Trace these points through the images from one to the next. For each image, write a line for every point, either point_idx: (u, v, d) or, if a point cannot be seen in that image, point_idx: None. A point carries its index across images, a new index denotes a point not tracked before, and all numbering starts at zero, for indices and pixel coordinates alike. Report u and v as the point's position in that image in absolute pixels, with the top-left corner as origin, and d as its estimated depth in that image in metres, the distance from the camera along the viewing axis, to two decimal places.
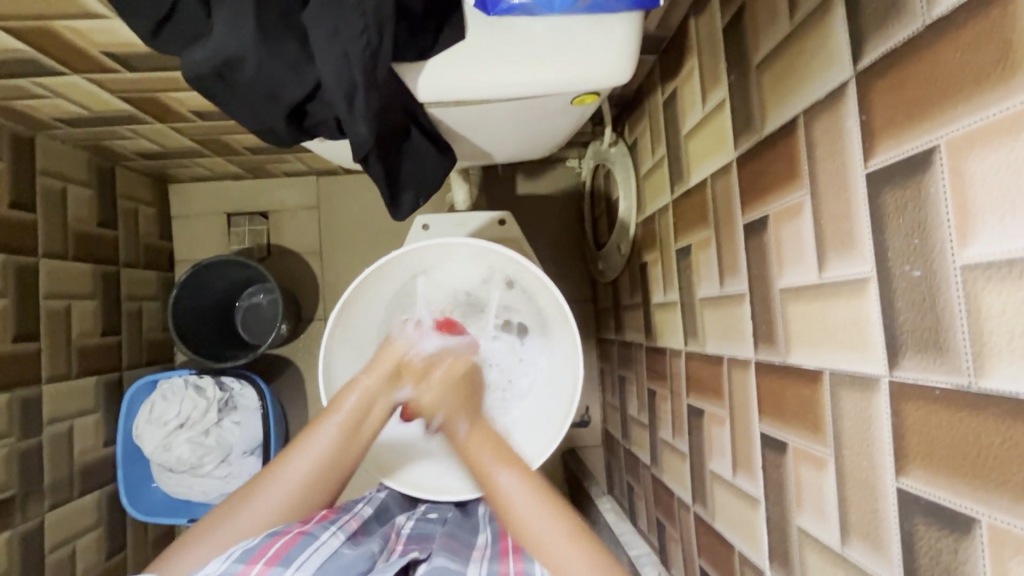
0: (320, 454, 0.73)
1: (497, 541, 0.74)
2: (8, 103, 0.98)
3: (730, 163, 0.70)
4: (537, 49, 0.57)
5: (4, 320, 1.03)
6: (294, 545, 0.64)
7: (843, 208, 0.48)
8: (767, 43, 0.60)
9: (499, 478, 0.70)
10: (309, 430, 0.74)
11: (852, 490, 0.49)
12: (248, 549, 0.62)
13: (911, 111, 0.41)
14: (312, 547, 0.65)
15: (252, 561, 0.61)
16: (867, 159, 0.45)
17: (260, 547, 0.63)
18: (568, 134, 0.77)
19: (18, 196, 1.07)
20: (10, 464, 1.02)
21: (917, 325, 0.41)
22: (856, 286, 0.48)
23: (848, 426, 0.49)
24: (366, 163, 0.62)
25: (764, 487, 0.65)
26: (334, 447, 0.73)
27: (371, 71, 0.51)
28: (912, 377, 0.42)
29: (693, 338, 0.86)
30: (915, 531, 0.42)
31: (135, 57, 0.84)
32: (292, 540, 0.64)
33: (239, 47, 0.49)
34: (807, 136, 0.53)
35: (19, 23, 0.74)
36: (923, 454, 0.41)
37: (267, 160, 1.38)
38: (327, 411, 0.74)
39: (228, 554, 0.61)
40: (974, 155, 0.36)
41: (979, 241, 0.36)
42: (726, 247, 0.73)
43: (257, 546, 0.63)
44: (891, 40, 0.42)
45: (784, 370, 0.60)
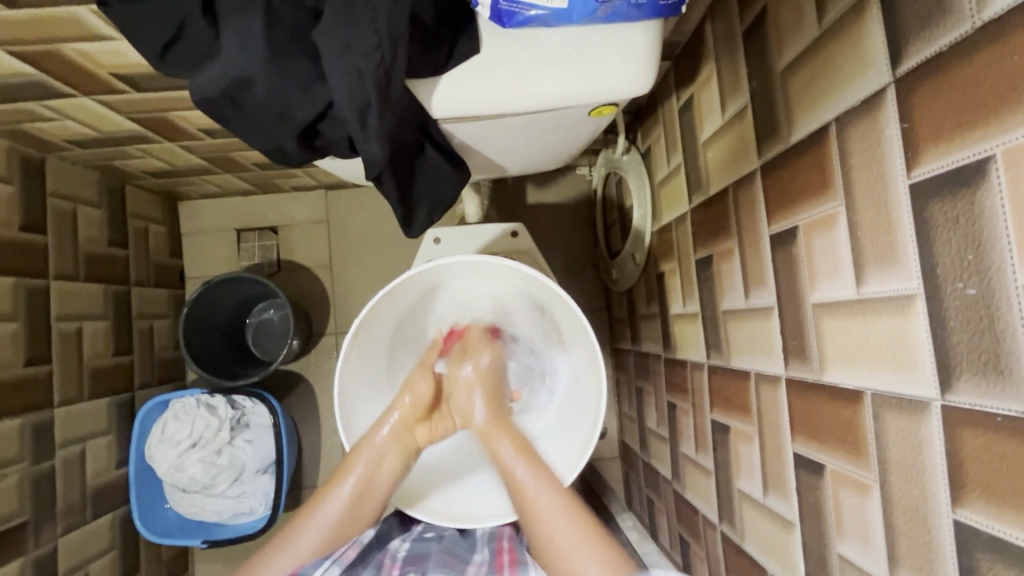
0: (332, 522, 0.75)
1: (492, 558, 0.78)
2: (18, 126, 0.98)
3: (753, 172, 0.68)
4: (554, 61, 0.56)
5: (16, 344, 1.02)
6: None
7: (883, 220, 0.46)
8: (793, 47, 0.58)
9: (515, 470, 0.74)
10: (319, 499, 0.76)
11: (900, 518, 0.47)
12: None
13: (961, 118, 0.38)
14: None
15: None
16: (910, 169, 0.43)
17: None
18: (584, 145, 0.75)
19: (29, 219, 1.07)
20: (22, 490, 1.01)
21: (973, 347, 0.39)
22: (900, 303, 0.45)
23: (894, 450, 0.47)
24: (379, 182, 0.61)
25: (799, 510, 0.62)
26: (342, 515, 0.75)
27: (384, 90, 0.49)
28: (968, 403, 0.39)
29: (716, 351, 0.83)
30: (976, 568, 0.39)
31: (144, 77, 0.84)
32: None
33: (247, 66, 0.48)
34: (839, 145, 0.51)
35: (27, 47, 0.74)
36: (984, 485, 0.38)
37: (276, 175, 1.38)
38: (336, 479, 0.77)
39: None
40: None
41: None
42: (750, 258, 0.70)
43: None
44: (935, 44, 0.40)
45: (819, 388, 0.57)
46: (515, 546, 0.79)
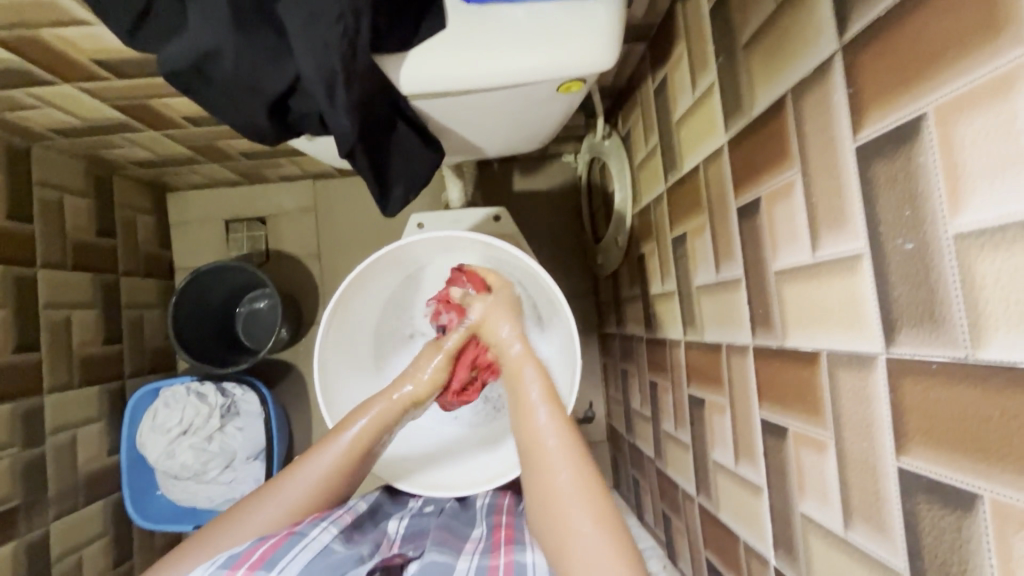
0: (331, 468, 0.75)
1: (489, 536, 0.75)
2: (2, 115, 0.99)
3: (720, 147, 0.69)
4: (519, 36, 0.57)
5: (4, 331, 1.03)
6: (281, 546, 0.65)
7: (834, 184, 0.48)
8: (753, 22, 0.59)
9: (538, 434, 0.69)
10: (314, 451, 0.76)
11: (853, 472, 0.48)
12: (234, 555, 0.64)
13: (898, 80, 0.40)
14: (298, 547, 0.66)
15: (236, 566, 0.62)
16: (856, 133, 0.44)
17: (247, 552, 0.64)
18: (557, 124, 0.77)
19: (16, 207, 1.08)
20: (14, 475, 1.02)
21: (912, 299, 0.40)
22: (850, 264, 0.47)
23: (847, 406, 0.48)
24: (353, 158, 0.62)
25: (766, 474, 0.64)
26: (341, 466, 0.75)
27: (350, 62, 0.51)
28: (909, 353, 0.41)
29: (692, 327, 0.85)
30: (916, 511, 0.41)
31: (124, 63, 0.85)
32: (277, 544, 0.65)
33: (215, 40, 0.49)
34: (796, 113, 0.53)
35: (7, 32, 0.75)
36: (922, 431, 0.40)
37: (262, 165, 1.39)
38: (336, 432, 0.76)
39: (215, 560, 0.63)
40: (962, 119, 0.35)
41: (971, 206, 0.35)
42: (720, 232, 0.72)
43: (244, 551, 0.64)
44: (874, 10, 0.42)
45: (782, 354, 0.59)
46: (513, 523, 0.77)
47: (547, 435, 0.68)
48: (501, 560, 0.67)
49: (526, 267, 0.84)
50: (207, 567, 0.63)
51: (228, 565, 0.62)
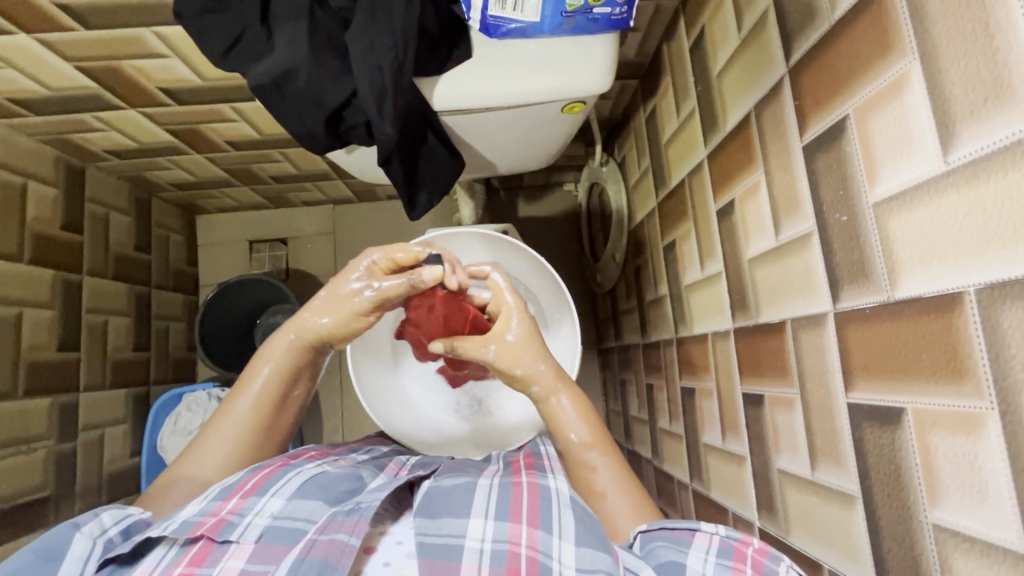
0: (240, 424, 0.71)
1: (508, 465, 0.73)
2: (68, 136, 1.12)
3: (701, 160, 0.81)
4: (531, 63, 0.69)
5: (50, 330, 1.12)
6: (272, 475, 0.66)
7: (789, 177, 0.59)
8: (723, 55, 0.72)
9: (590, 471, 0.68)
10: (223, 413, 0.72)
11: (816, 418, 0.57)
12: (227, 486, 0.64)
13: (828, 91, 0.51)
14: (288, 476, 0.66)
15: (228, 497, 0.62)
16: (802, 134, 0.56)
17: (238, 482, 0.64)
18: (560, 143, 0.89)
19: (69, 220, 1.19)
20: (48, 465, 1.09)
21: (849, 261, 0.50)
22: (804, 241, 0.57)
23: (809, 362, 0.57)
24: (388, 164, 0.74)
25: (748, 443, 0.72)
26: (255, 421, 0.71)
27: (397, 79, 0.63)
28: (850, 306, 0.50)
29: (683, 324, 0.93)
30: (863, 436, 0.49)
31: (185, 91, 0.98)
32: (268, 475, 0.66)
33: (294, 60, 0.61)
34: (758, 125, 0.64)
35: (93, 63, 0.88)
36: (863, 366, 0.49)
37: (289, 189, 1.51)
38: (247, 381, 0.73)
39: (206, 494, 0.62)
40: (871, 116, 0.46)
41: (882, 180, 0.45)
42: (704, 233, 0.82)
43: (236, 482, 0.64)
44: (810, 40, 0.54)
45: (756, 329, 0.68)
46: (531, 453, 0.76)
47: (608, 485, 0.67)
48: (525, 477, 0.65)
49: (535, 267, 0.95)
50: (200, 502, 0.62)
51: (220, 496, 0.62)
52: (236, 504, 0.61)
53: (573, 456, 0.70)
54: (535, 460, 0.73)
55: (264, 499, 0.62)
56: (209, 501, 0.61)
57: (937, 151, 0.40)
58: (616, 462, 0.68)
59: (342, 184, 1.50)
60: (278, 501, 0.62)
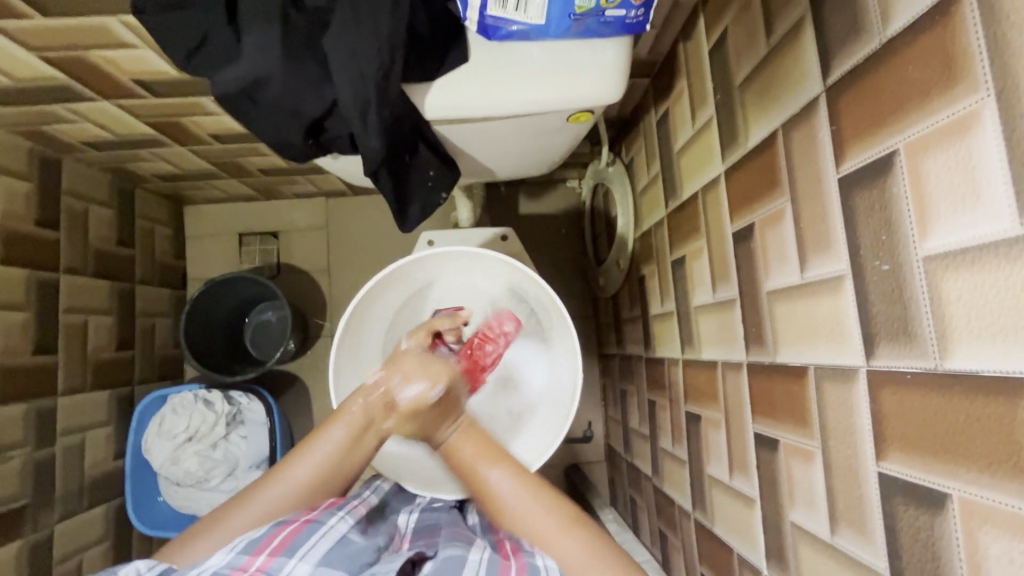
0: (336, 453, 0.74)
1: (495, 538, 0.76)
2: (40, 127, 1.05)
3: (718, 175, 0.74)
4: (533, 68, 0.63)
5: (25, 332, 1.07)
6: (302, 531, 0.65)
7: (819, 211, 0.52)
8: (747, 64, 0.65)
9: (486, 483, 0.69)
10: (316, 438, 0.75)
11: (838, 479, 0.52)
12: (254, 539, 0.63)
13: (873, 121, 0.45)
14: (319, 533, 0.66)
15: (256, 552, 0.62)
16: (838, 164, 0.49)
17: (265, 537, 0.64)
18: (566, 150, 0.82)
19: (44, 215, 1.13)
20: (24, 473, 1.05)
21: (888, 315, 0.44)
22: (834, 284, 0.51)
23: (832, 418, 0.52)
24: (377, 178, 0.68)
25: (759, 486, 0.67)
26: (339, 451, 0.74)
27: (383, 89, 0.58)
28: (885, 366, 0.45)
29: (690, 346, 0.88)
30: (896, 512, 0.44)
31: (162, 83, 0.90)
32: (297, 529, 0.66)
33: (266, 67, 0.57)
34: (786, 146, 0.58)
35: (59, 53, 0.81)
36: (899, 436, 0.44)
37: (278, 181, 1.44)
38: (331, 421, 0.75)
39: (233, 545, 0.62)
40: (929, 156, 0.40)
41: (938, 232, 0.39)
42: (717, 255, 0.76)
43: (262, 536, 0.64)
44: (854, 57, 0.47)
45: (773, 368, 0.62)
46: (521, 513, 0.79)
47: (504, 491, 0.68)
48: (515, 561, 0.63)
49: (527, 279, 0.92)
50: (226, 552, 0.62)
51: (248, 550, 0.62)
52: (264, 562, 0.61)
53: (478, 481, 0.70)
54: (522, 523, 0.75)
55: (293, 562, 0.62)
56: (237, 555, 0.61)
57: (1010, 210, 0.34)
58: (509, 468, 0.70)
59: (334, 177, 1.43)
60: (307, 566, 0.62)
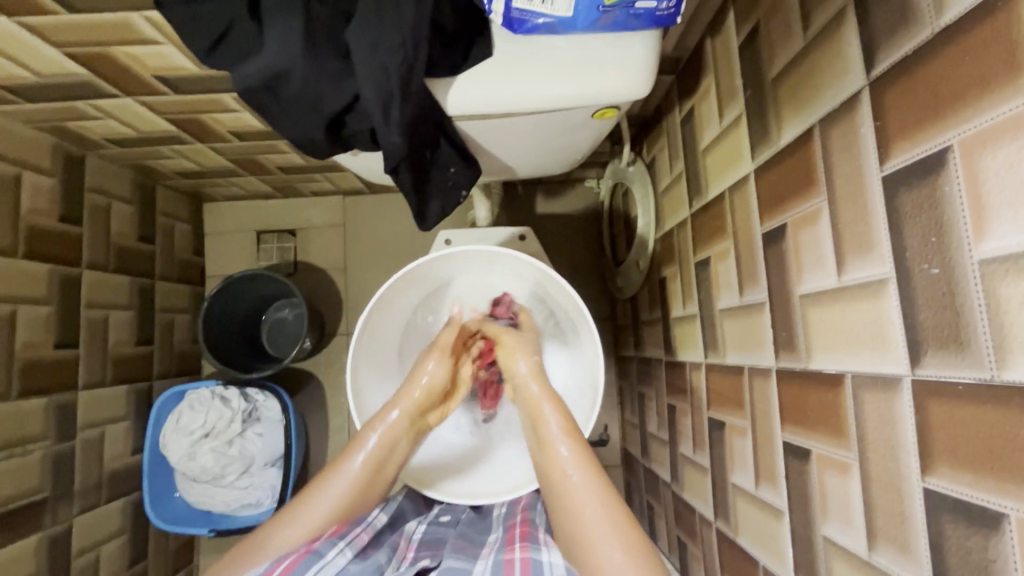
0: (350, 484, 0.76)
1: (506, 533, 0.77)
2: (65, 124, 1.06)
3: (747, 174, 0.71)
4: (559, 63, 0.62)
5: (47, 326, 1.08)
6: (298, 564, 0.64)
7: (860, 211, 0.50)
8: (781, 58, 0.63)
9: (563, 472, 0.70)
10: (326, 478, 0.77)
11: (877, 493, 0.49)
12: None
13: (923, 116, 0.42)
14: (317, 565, 0.65)
15: None
16: (882, 162, 0.47)
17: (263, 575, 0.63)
18: (589, 148, 0.80)
19: (67, 211, 1.14)
20: (45, 466, 1.06)
21: (938, 322, 0.42)
22: (875, 288, 0.48)
23: (872, 429, 0.49)
24: (396, 174, 0.67)
25: (788, 498, 0.64)
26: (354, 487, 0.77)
27: (406, 83, 0.57)
28: (933, 376, 0.42)
29: (714, 350, 0.85)
30: (943, 531, 0.42)
31: (184, 80, 0.90)
32: (296, 562, 0.65)
33: (287, 61, 0.56)
34: (823, 143, 0.55)
35: (83, 50, 0.81)
36: (948, 451, 0.41)
37: (297, 179, 1.44)
38: (349, 453, 0.78)
39: None
40: (988, 152, 0.37)
41: (995, 234, 0.37)
42: (745, 257, 0.73)
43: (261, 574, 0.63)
44: (902, 49, 0.44)
45: (805, 376, 0.60)
46: (528, 521, 0.78)
47: (581, 491, 0.67)
48: (518, 554, 0.66)
49: (551, 282, 0.91)
50: None
51: None
52: None
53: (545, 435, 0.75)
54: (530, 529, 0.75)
55: None
56: None
57: None
58: (578, 451, 0.72)
59: (352, 175, 1.43)
60: None
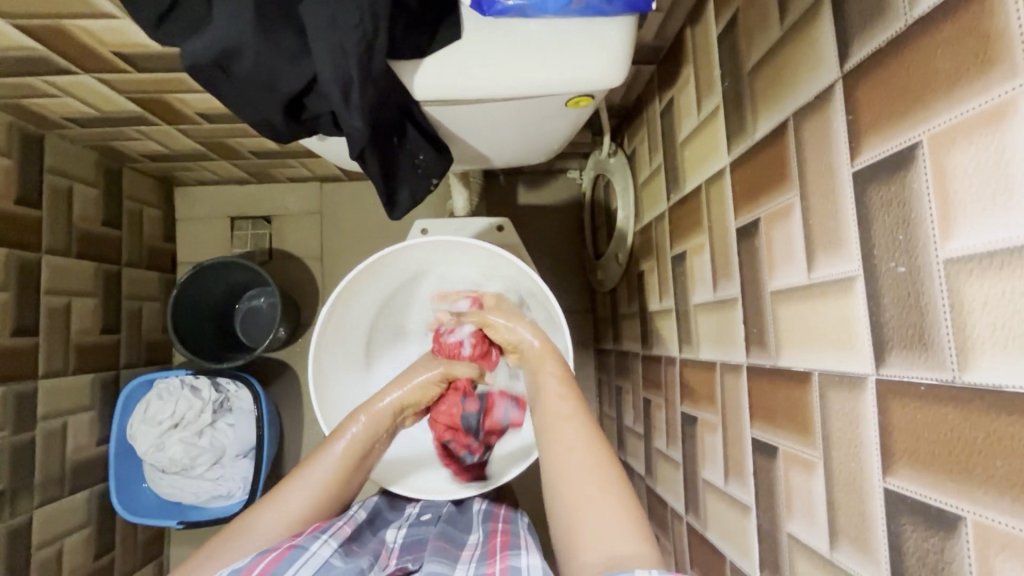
0: (331, 470, 0.76)
1: (486, 539, 0.75)
2: (20, 101, 1.01)
3: (723, 167, 0.70)
4: (531, 48, 0.60)
5: (3, 313, 1.04)
6: (282, 561, 0.64)
7: (830, 207, 0.49)
8: (758, 49, 0.61)
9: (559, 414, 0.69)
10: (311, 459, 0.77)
11: (840, 492, 0.49)
12: (236, 570, 0.62)
13: (893, 110, 0.41)
14: (300, 561, 0.65)
15: None
16: (853, 157, 0.46)
17: (248, 566, 0.63)
18: (565, 137, 0.79)
19: (25, 193, 1.09)
20: (1, 458, 1.02)
21: (903, 321, 0.41)
22: (843, 286, 0.47)
23: (837, 428, 0.49)
24: (363, 160, 0.65)
25: (756, 495, 0.64)
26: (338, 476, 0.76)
27: (367, 65, 0.55)
28: (897, 375, 0.42)
29: (688, 345, 0.85)
30: (902, 533, 0.42)
31: (145, 57, 0.86)
32: (280, 557, 0.64)
33: (242, 38, 0.53)
34: (796, 138, 0.54)
35: (34, 22, 0.77)
36: (908, 452, 0.41)
37: (271, 165, 1.40)
38: (330, 442, 0.78)
39: None
40: (955, 149, 0.36)
41: (959, 233, 0.36)
42: (719, 252, 0.73)
43: (245, 566, 0.63)
44: (876, 41, 0.43)
45: (774, 372, 0.59)
46: (509, 529, 0.77)
47: (572, 454, 0.64)
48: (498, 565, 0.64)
49: (519, 270, 0.89)
50: None
51: None
52: None
53: (543, 387, 0.73)
54: (511, 537, 0.74)
55: None
56: None
57: None
58: (573, 402, 0.70)
59: (328, 161, 1.39)
60: None
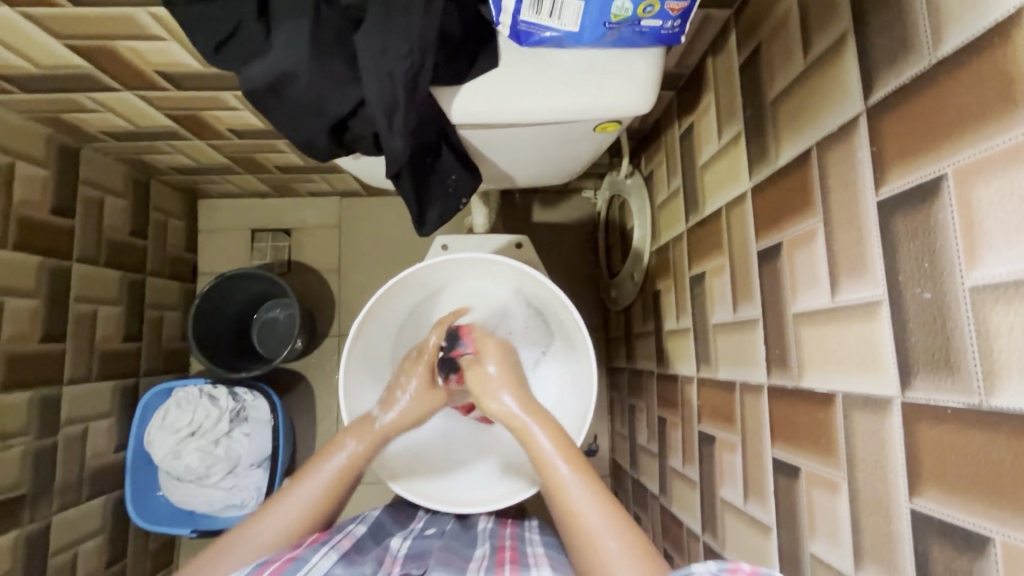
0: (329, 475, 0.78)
1: (494, 554, 0.74)
2: (61, 116, 1.05)
3: (743, 193, 0.73)
4: (563, 77, 0.63)
5: (34, 319, 1.07)
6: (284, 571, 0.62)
7: (855, 233, 0.50)
8: (781, 80, 0.64)
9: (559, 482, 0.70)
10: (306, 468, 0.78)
11: (863, 511, 0.50)
12: None
13: (918, 145, 0.43)
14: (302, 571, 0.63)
15: None
16: (878, 187, 0.48)
17: None
18: (589, 160, 0.81)
19: (60, 203, 1.13)
20: (24, 462, 1.04)
21: (928, 345, 0.43)
22: (867, 310, 0.49)
23: (860, 447, 0.50)
24: (398, 179, 0.68)
25: (776, 515, 0.64)
26: (331, 485, 0.77)
27: (411, 91, 0.57)
28: (923, 399, 0.43)
29: (705, 364, 0.86)
30: (929, 553, 0.43)
31: (185, 76, 0.90)
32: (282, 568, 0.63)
33: (294, 65, 0.57)
34: (819, 166, 0.56)
35: (85, 43, 0.81)
36: (935, 474, 0.42)
37: (294, 179, 1.43)
38: (328, 454, 0.79)
39: None
40: (981, 183, 0.38)
41: (985, 263, 0.38)
42: (740, 273, 0.74)
43: None
44: (900, 77, 0.45)
45: (796, 394, 0.60)
46: (517, 546, 0.75)
47: (570, 485, 0.69)
48: None
49: (537, 284, 0.91)
50: None
51: None
52: None
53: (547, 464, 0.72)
54: (521, 554, 0.72)
55: None
56: None
57: None
58: (576, 466, 0.70)
59: (350, 176, 1.42)
60: None
